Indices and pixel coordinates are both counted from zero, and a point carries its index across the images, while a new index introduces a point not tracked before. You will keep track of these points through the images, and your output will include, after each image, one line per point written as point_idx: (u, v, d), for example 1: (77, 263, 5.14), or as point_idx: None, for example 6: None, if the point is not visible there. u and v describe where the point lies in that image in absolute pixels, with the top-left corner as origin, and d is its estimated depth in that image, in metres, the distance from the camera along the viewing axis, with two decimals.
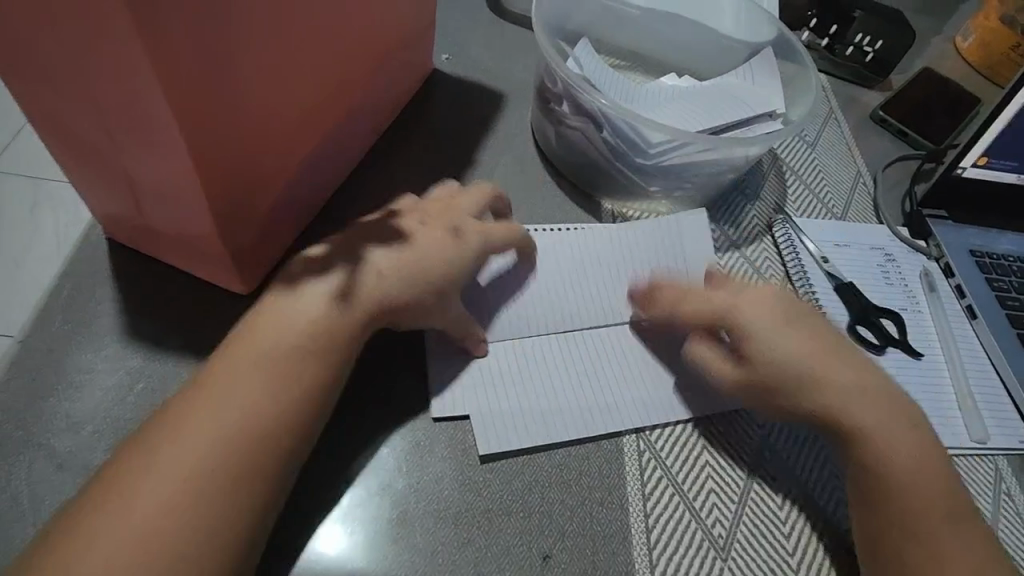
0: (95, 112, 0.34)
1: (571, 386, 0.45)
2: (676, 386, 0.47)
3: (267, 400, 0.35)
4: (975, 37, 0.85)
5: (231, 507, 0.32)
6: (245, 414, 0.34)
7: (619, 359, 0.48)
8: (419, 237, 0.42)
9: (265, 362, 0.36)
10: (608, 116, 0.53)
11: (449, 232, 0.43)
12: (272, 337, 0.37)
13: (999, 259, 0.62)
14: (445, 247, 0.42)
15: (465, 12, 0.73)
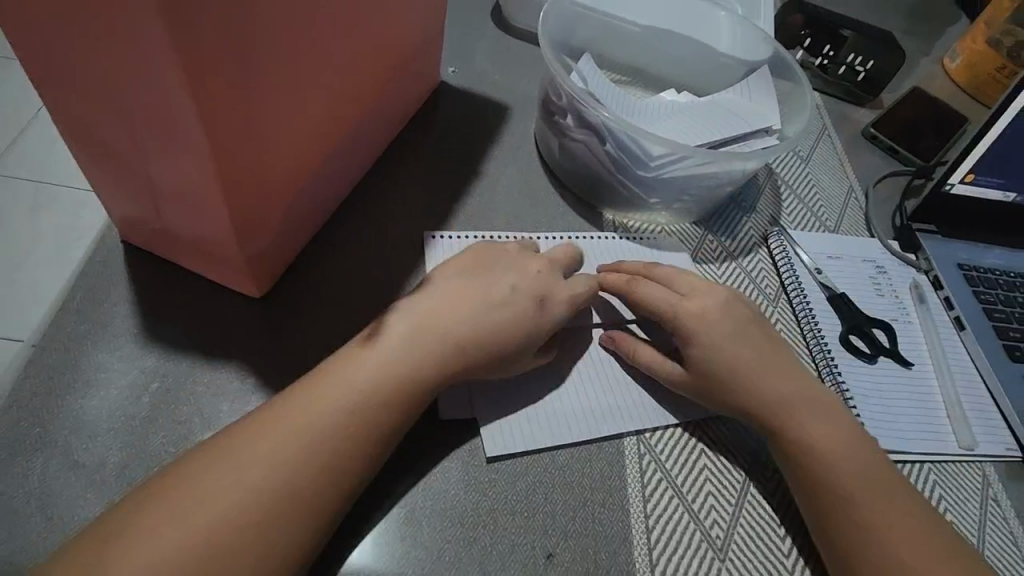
0: (124, 118, 0.35)
1: (578, 390, 0.47)
2: (679, 394, 0.49)
3: (330, 447, 0.35)
4: (962, 58, 0.88)
5: (278, 546, 0.32)
6: (308, 459, 0.34)
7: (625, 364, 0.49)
8: (502, 306, 0.43)
9: (339, 410, 0.36)
10: (611, 130, 0.55)
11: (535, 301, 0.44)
12: (352, 387, 0.37)
13: (986, 273, 0.64)
14: (526, 315, 0.43)
15: (470, 26, 0.75)
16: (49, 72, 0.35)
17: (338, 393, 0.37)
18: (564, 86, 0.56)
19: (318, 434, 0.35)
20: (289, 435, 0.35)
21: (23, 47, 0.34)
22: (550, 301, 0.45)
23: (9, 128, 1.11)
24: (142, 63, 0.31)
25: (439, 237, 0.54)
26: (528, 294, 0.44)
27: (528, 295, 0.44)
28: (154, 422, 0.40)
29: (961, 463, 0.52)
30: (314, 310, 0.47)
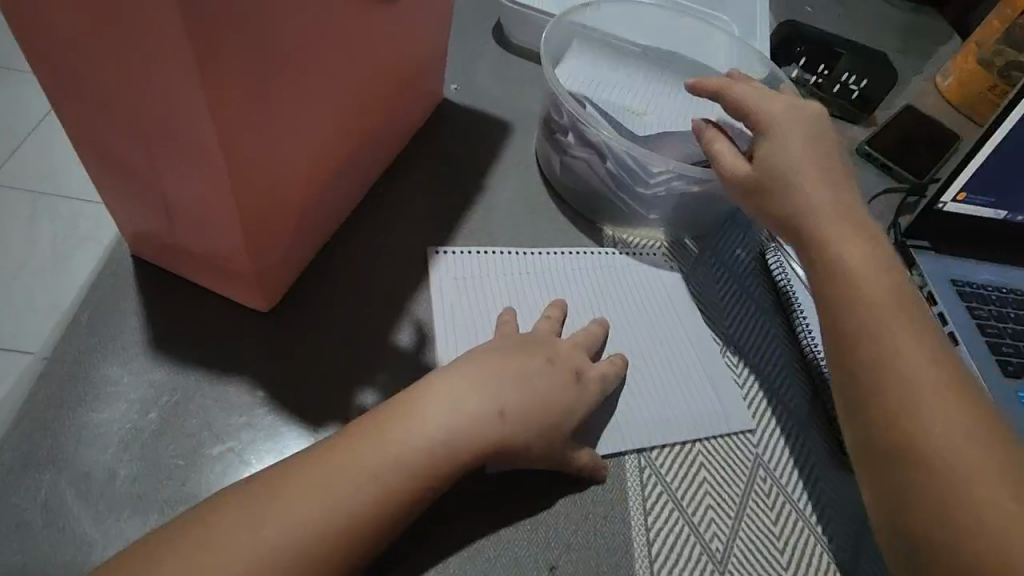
0: (141, 136, 0.37)
1: None
2: (678, 413, 0.49)
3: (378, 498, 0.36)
4: (954, 77, 0.90)
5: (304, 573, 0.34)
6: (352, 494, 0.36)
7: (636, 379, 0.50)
8: (545, 376, 0.44)
9: (394, 459, 0.37)
10: (612, 148, 0.56)
11: (573, 377, 0.45)
12: (406, 435, 0.38)
13: (978, 289, 0.66)
14: (569, 401, 0.44)
15: (473, 45, 0.76)
16: (69, 92, 0.37)
17: (393, 444, 0.38)
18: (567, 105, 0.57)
19: (365, 482, 0.36)
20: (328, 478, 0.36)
21: (46, 69, 0.36)
22: (586, 376, 0.46)
23: (8, 138, 1.12)
24: (162, 85, 0.33)
25: (442, 252, 0.55)
26: (567, 368, 0.45)
27: (567, 366, 0.45)
28: (163, 434, 0.40)
29: None
30: (320, 324, 0.48)
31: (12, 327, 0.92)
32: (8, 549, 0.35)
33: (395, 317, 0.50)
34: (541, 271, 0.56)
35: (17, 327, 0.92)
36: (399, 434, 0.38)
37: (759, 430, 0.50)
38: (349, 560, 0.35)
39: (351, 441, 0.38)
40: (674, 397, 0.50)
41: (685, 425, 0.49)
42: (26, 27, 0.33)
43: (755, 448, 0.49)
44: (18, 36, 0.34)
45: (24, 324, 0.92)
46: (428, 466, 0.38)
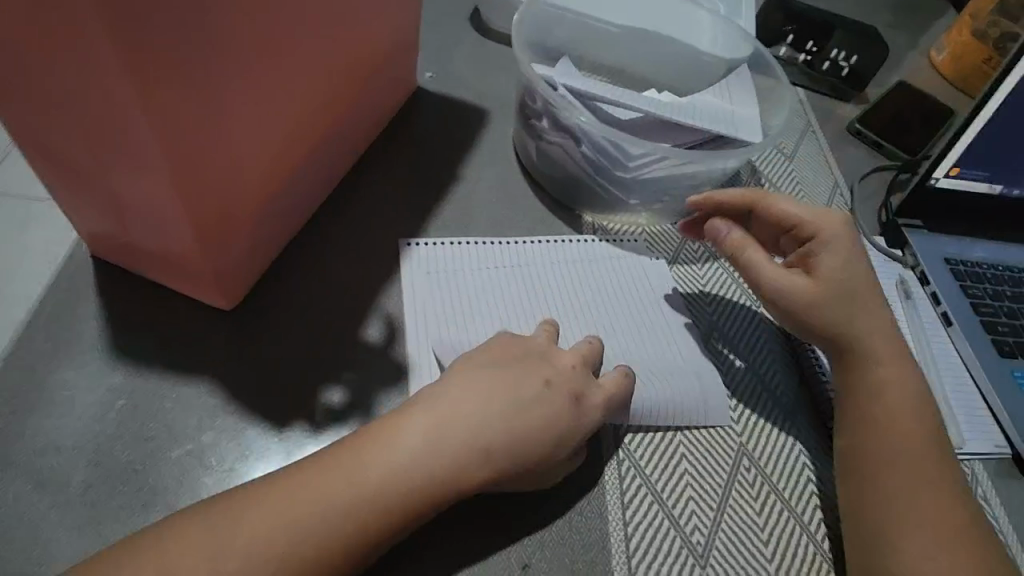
0: (81, 131, 0.35)
1: None
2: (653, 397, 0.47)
3: (335, 526, 0.34)
4: (949, 50, 0.87)
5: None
6: (306, 526, 0.33)
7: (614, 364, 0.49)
8: (541, 402, 0.40)
9: (358, 482, 0.35)
10: (587, 132, 0.54)
11: (570, 401, 0.41)
12: (375, 465, 0.36)
13: (972, 267, 0.63)
14: (560, 420, 0.40)
15: (448, 32, 0.74)
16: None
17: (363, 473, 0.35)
18: (540, 88, 0.55)
19: (327, 499, 0.34)
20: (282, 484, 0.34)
21: None
22: (586, 397, 0.42)
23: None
24: (91, 76, 0.31)
25: (414, 244, 0.53)
26: (565, 392, 0.41)
27: (565, 390, 0.41)
28: (120, 440, 0.39)
29: None
30: (286, 321, 0.46)
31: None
32: None
33: (364, 312, 0.48)
34: (512, 260, 0.54)
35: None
36: (370, 460, 0.36)
37: (739, 414, 0.49)
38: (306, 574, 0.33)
39: (317, 463, 0.36)
40: (651, 383, 0.49)
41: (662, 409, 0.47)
42: None
43: (738, 437, 0.48)
44: None
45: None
46: (396, 491, 0.35)
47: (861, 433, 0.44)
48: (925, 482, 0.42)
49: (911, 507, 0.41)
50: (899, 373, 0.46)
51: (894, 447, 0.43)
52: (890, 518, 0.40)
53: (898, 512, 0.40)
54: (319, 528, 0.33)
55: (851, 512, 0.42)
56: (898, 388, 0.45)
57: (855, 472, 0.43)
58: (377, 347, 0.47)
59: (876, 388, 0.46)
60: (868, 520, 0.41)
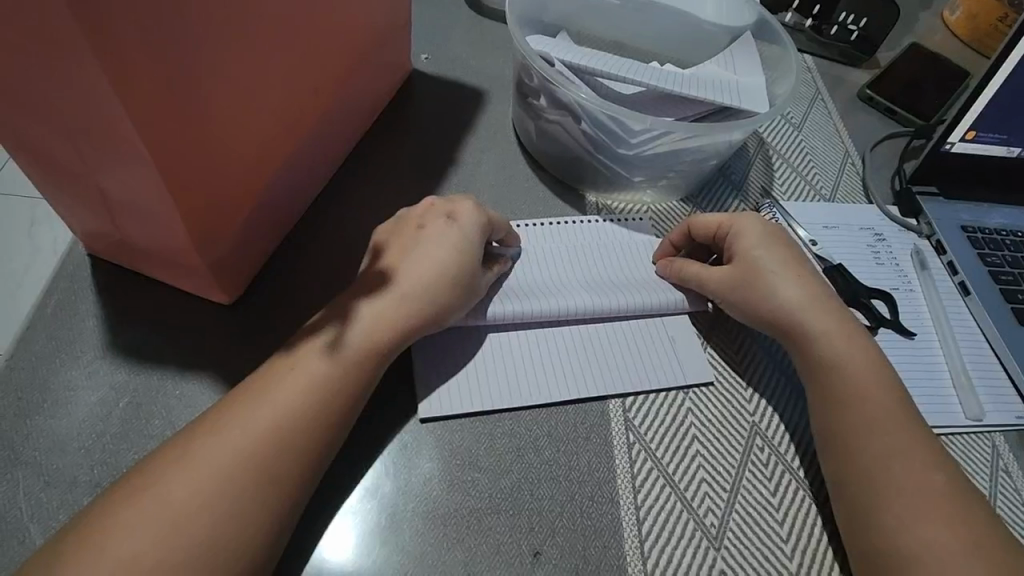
0: (65, 129, 0.34)
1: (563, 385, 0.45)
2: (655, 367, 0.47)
3: (279, 455, 0.35)
4: (962, 10, 0.84)
5: (233, 547, 0.32)
6: (249, 456, 0.34)
7: (625, 342, 0.48)
8: (425, 245, 0.43)
9: (298, 417, 0.36)
10: (587, 109, 0.52)
11: (447, 222, 0.45)
12: (298, 393, 0.37)
13: (991, 234, 0.61)
14: (452, 255, 0.43)
15: (443, 11, 0.72)
16: None
17: (287, 395, 0.36)
18: (535, 64, 0.53)
19: (286, 439, 0.35)
20: (254, 444, 0.35)
21: None
22: (459, 216, 0.45)
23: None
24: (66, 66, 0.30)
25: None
26: (438, 216, 0.45)
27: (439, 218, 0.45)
28: (125, 438, 0.39)
29: (969, 434, 0.50)
30: (288, 314, 0.46)
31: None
32: None
33: None
34: (532, 241, 0.53)
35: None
36: (283, 385, 0.37)
37: (752, 394, 0.48)
38: (278, 522, 0.34)
39: (259, 395, 0.36)
40: (658, 362, 0.48)
41: (669, 377, 0.47)
42: None
43: (751, 417, 0.47)
44: None
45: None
46: (322, 408, 0.37)
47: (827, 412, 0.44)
48: (904, 450, 0.41)
49: (898, 479, 0.39)
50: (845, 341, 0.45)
51: (863, 419, 0.42)
52: (881, 494, 0.39)
53: (885, 487, 0.39)
54: (271, 461, 0.35)
55: (839, 489, 0.41)
56: (850, 358, 0.45)
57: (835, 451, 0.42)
58: None
59: (832, 361, 0.45)
60: (859, 498, 0.40)
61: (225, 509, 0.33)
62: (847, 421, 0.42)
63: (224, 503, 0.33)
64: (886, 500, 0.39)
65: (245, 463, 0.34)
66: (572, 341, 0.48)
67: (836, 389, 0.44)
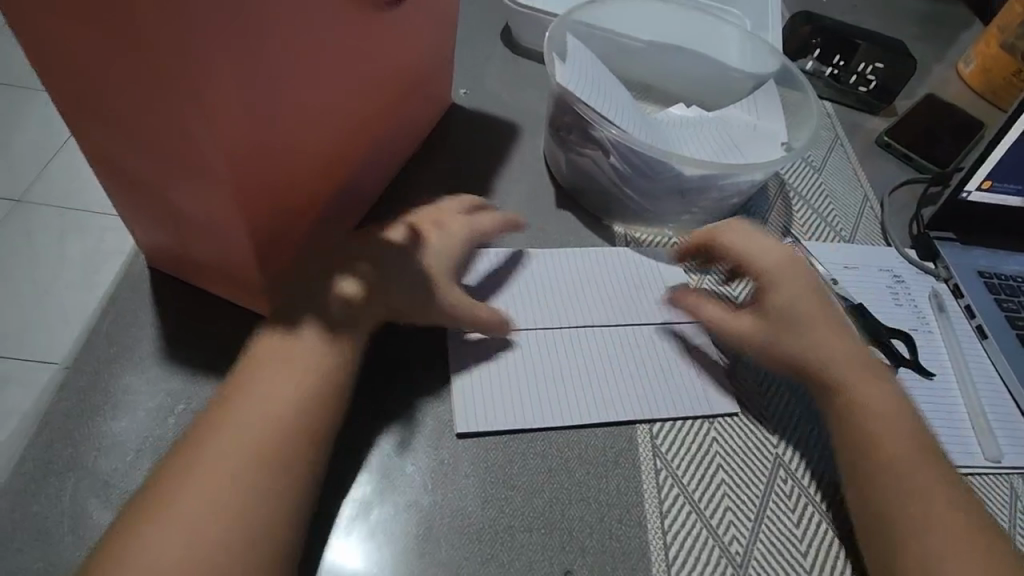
0: (153, 151, 0.38)
1: (584, 411, 0.47)
2: (701, 401, 0.49)
3: (292, 463, 0.37)
4: (976, 63, 0.88)
5: (260, 550, 0.34)
6: (281, 460, 0.37)
7: (666, 375, 0.50)
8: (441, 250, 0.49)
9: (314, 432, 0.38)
10: (618, 146, 0.55)
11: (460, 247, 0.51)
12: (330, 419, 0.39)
13: (1007, 279, 0.63)
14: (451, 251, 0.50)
15: (480, 49, 0.77)
16: (78, 108, 0.38)
17: (318, 413, 0.39)
18: (576, 103, 0.56)
19: None
20: (291, 451, 0.37)
21: (58, 86, 0.37)
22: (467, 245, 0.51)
23: (24, 164, 1.18)
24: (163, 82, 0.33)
25: None
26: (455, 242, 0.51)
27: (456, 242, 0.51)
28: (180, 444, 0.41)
29: (988, 474, 0.51)
30: None
31: (29, 340, 0.97)
32: (28, 557, 0.36)
33: None
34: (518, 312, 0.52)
35: (24, 339, 0.98)
36: (311, 410, 0.39)
37: (777, 426, 0.49)
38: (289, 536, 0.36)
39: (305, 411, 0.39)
40: (688, 393, 0.49)
41: (699, 411, 0.49)
42: (31, 38, 0.35)
43: (775, 448, 0.48)
44: (26, 48, 0.36)
45: (31, 336, 0.98)
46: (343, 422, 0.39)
47: (866, 449, 0.45)
48: (914, 481, 0.43)
49: (914, 496, 0.43)
50: (878, 393, 0.48)
51: (878, 458, 0.45)
52: (887, 479, 0.44)
53: (881, 449, 0.45)
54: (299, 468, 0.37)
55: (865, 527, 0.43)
56: (858, 400, 0.48)
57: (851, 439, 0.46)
58: (393, 336, 0.49)
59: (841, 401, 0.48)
60: (851, 432, 0.46)
61: (258, 510, 0.35)
62: (873, 451, 0.45)
63: (259, 511, 0.35)
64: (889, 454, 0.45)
65: (289, 464, 0.37)
66: (581, 380, 0.48)
67: (892, 420, 0.47)
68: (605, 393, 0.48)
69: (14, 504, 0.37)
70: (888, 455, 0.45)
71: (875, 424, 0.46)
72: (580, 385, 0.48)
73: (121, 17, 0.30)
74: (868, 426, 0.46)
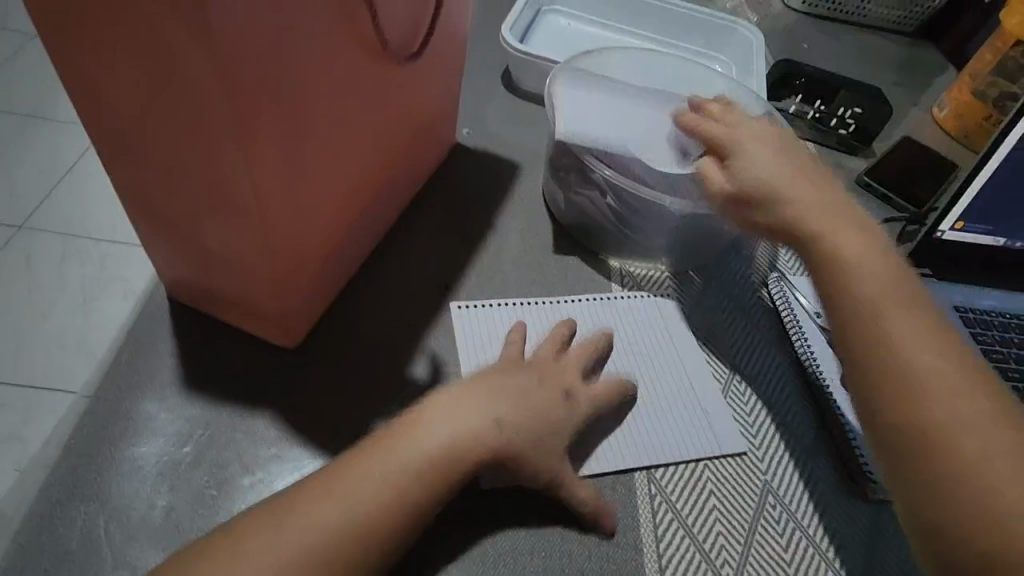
0: (186, 191, 0.41)
1: (665, 450, 0.50)
2: (698, 437, 0.51)
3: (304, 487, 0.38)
4: (950, 107, 0.93)
5: None
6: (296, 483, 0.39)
7: (677, 415, 0.52)
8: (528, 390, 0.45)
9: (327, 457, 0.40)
10: (614, 186, 0.59)
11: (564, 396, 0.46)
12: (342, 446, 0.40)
13: (981, 314, 0.67)
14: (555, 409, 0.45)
15: (481, 91, 0.81)
16: (118, 151, 0.41)
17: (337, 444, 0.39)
18: (577, 149, 0.59)
19: None
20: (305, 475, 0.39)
21: (102, 132, 0.41)
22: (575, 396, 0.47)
23: (30, 191, 1.21)
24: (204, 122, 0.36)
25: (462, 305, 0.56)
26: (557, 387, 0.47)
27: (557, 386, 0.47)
28: (197, 468, 0.43)
29: None
30: (343, 363, 0.50)
31: (31, 364, 0.99)
32: None
33: (411, 350, 0.53)
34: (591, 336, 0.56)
35: (25, 363, 0.99)
36: None
37: (765, 454, 0.52)
38: None
39: None
40: (688, 427, 0.52)
41: (694, 444, 0.51)
42: (84, 91, 0.38)
43: (763, 475, 0.50)
44: (73, 97, 0.39)
45: (32, 361, 0.99)
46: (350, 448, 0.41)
47: (881, 377, 0.41)
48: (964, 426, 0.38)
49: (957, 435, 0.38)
50: (870, 264, 0.46)
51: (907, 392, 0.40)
52: (920, 428, 0.39)
53: (908, 373, 0.40)
54: None
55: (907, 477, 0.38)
56: (909, 338, 0.42)
57: (866, 386, 0.41)
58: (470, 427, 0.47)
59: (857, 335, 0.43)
60: (872, 365, 0.42)
61: None
62: (903, 379, 0.40)
63: None
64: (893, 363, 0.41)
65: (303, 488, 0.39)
66: (657, 416, 0.52)
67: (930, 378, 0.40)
68: (602, 423, 0.50)
69: (40, 526, 0.39)
70: (924, 390, 0.39)
71: (901, 357, 0.41)
72: (659, 423, 0.51)
73: (169, 70, 0.34)
74: (896, 358, 0.41)
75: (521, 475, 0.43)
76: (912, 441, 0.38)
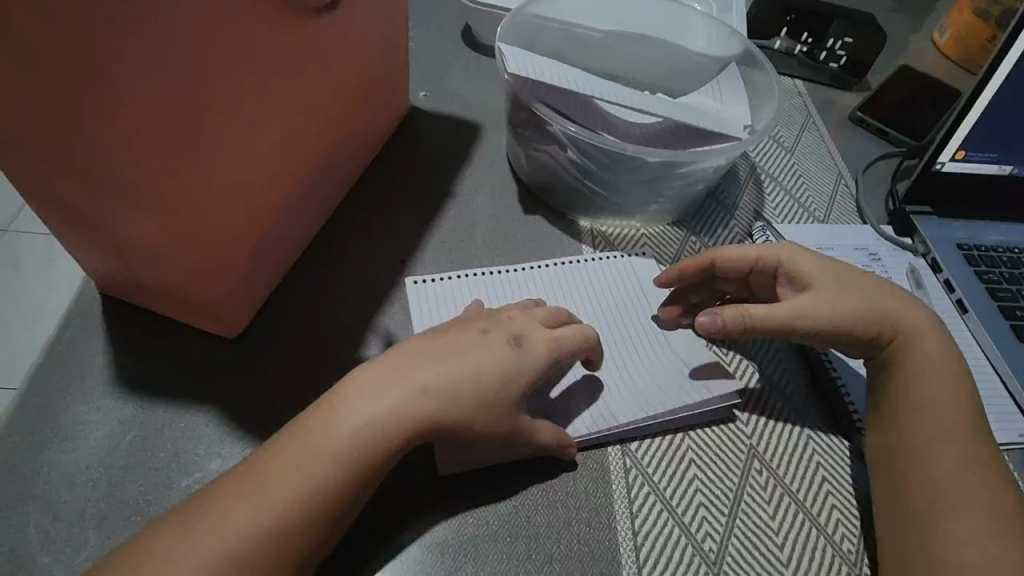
0: (83, 180, 0.37)
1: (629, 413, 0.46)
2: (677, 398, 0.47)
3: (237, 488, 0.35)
4: (952, 31, 0.86)
5: None
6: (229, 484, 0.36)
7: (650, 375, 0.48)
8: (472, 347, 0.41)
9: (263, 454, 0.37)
10: (575, 141, 0.54)
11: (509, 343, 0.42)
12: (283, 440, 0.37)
13: (986, 251, 0.62)
14: (498, 355, 0.41)
15: (440, 50, 0.75)
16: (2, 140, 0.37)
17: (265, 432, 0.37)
18: (534, 102, 0.54)
19: None
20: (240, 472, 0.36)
21: None
22: (528, 341, 0.43)
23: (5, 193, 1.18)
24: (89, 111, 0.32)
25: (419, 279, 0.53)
26: (503, 337, 0.42)
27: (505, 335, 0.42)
28: (131, 471, 0.40)
29: None
30: (289, 350, 0.47)
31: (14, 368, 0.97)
32: None
33: (364, 332, 0.49)
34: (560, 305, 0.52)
35: None
36: None
37: (750, 419, 0.48)
38: None
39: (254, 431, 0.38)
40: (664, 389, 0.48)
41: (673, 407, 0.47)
42: None
43: (748, 440, 0.47)
44: None
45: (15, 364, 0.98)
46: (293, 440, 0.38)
47: (915, 415, 0.43)
48: (956, 465, 0.41)
49: (952, 478, 0.40)
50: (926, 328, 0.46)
51: (931, 428, 0.42)
52: (927, 461, 0.41)
53: (930, 417, 0.43)
54: None
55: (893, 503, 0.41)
56: (939, 383, 0.44)
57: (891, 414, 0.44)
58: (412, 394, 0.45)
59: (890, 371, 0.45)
60: (896, 397, 0.44)
61: None
62: (928, 418, 0.43)
63: None
64: (894, 422, 0.43)
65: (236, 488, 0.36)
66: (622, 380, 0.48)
67: (944, 421, 0.42)
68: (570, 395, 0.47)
69: None
70: (939, 429, 0.42)
71: (928, 402, 0.43)
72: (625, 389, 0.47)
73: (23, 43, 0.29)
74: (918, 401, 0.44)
75: (471, 437, 0.39)
76: (909, 495, 0.40)
